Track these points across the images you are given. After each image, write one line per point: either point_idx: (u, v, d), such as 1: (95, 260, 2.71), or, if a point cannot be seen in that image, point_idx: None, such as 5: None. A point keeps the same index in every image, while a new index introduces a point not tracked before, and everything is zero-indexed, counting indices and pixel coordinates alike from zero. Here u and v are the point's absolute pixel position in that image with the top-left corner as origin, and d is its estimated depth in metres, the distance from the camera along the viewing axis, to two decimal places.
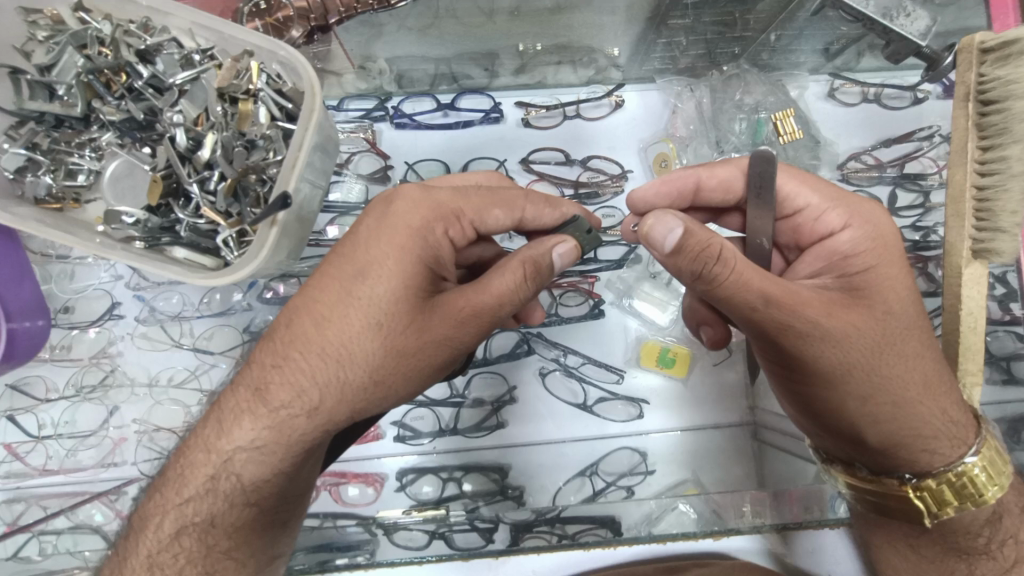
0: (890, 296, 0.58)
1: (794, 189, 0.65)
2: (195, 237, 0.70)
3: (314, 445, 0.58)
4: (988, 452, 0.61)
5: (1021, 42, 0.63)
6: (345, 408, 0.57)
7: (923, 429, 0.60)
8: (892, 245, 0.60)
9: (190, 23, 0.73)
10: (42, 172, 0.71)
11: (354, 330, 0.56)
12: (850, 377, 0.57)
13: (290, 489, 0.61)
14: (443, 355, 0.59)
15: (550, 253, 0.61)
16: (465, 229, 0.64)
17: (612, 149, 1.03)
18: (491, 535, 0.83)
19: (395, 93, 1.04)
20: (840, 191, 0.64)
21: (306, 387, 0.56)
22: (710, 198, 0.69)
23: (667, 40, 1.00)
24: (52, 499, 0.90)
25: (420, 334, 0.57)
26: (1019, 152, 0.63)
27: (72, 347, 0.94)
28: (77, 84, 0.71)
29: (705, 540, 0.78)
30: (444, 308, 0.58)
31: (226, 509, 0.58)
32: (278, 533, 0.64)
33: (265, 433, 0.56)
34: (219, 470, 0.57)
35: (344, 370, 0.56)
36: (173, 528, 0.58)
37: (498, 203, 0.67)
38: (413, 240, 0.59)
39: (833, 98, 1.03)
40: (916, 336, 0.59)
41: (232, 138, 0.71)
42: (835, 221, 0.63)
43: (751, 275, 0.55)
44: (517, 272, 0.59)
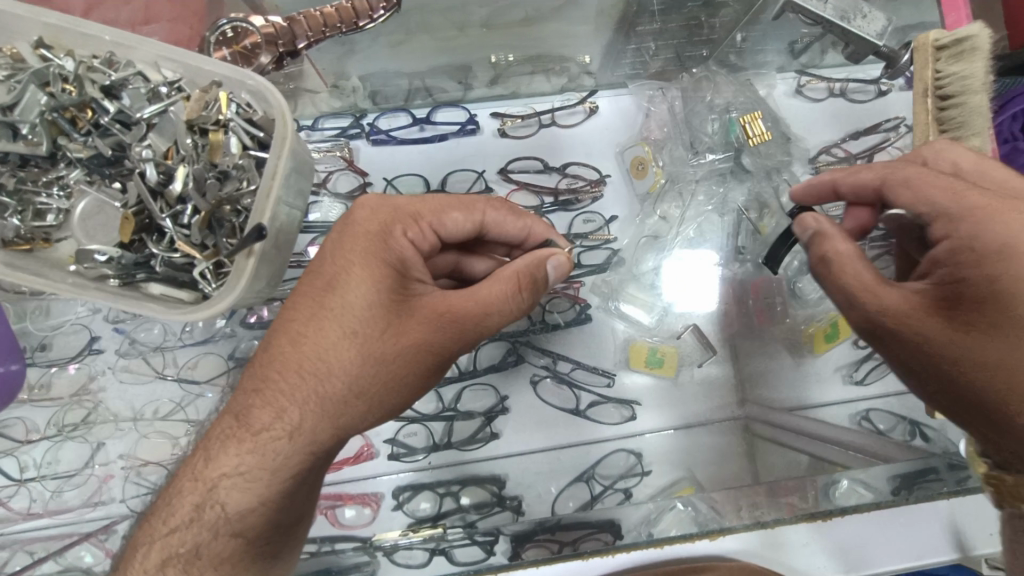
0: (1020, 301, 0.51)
1: (912, 196, 0.58)
2: (171, 271, 0.69)
3: (298, 468, 0.56)
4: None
5: (972, 39, 0.66)
6: (326, 425, 0.56)
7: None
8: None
9: (156, 56, 0.72)
10: (8, 214, 0.69)
11: (328, 339, 0.56)
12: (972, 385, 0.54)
13: (279, 520, 0.59)
14: (424, 360, 0.58)
15: (544, 267, 0.63)
16: (426, 232, 0.63)
17: (589, 155, 1.05)
18: (491, 548, 0.81)
19: (370, 109, 1.05)
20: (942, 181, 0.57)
21: (286, 406, 0.55)
22: (853, 191, 0.66)
23: (637, 45, 1.03)
24: (39, 543, 0.85)
25: (396, 339, 0.56)
26: (978, 144, 0.66)
27: (51, 386, 0.91)
28: (42, 123, 0.70)
29: (704, 540, 0.76)
30: (420, 311, 0.57)
31: (210, 540, 0.56)
32: (268, 568, 0.61)
33: (250, 457, 0.55)
34: (205, 498, 0.56)
35: (319, 383, 0.55)
36: (157, 561, 0.56)
37: (457, 206, 0.66)
38: (374, 246, 0.59)
39: (801, 95, 1.06)
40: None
41: (203, 170, 0.70)
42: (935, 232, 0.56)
43: (852, 279, 0.57)
44: (509, 281, 0.60)
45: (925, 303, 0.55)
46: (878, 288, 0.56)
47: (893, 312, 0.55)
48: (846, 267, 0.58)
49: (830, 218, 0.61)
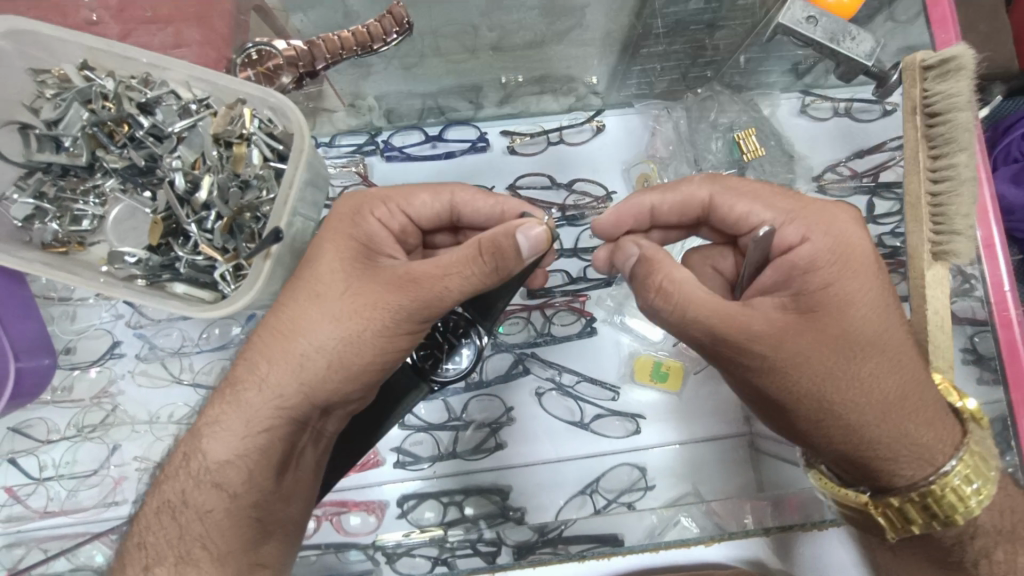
0: (845, 313, 0.59)
1: (746, 209, 0.68)
2: (194, 272, 0.73)
3: (271, 419, 0.63)
4: (972, 459, 0.60)
5: (958, 59, 0.68)
6: (292, 376, 0.63)
7: (920, 436, 0.59)
8: (858, 257, 0.62)
9: (186, 76, 0.77)
10: (48, 220, 0.74)
11: (302, 304, 0.64)
12: (823, 395, 0.58)
13: (255, 478, 0.63)
14: (380, 317, 0.63)
15: (511, 234, 0.60)
16: (394, 213, 0.72)
17: (595, 172, 1.07)
18: (494, 557, 0.86)
19: (384, 127, 1.09)
20: (801, 200, 0.66)
21: (260, 361, 0.64)
22: (671, 208, 0.72)
23: (642, 67, 1.08)
24: (53, 541, 0.89)
25: (353, 298, 0.63)
26: (966, 160, 0.66)
27: (73, 388, 0.96)
28: (82, 136, 0.75)
29: (697, 546, 0.83)
30: (379, 277, 0.64)
31: (194, 489, 0.63)
32: (252, 535, 0.64)
33: (227, 408, 0.63)
34: (192, 447, 0.64)
35: (291, 341, 0.63)
36: (154, 508, 0.64)
37: (425, 189, 0.74)
38: (346, 225, 0.68)
39: (806, 114, 1.07)
40: (887, 336, 0.60)
41: (227, 179, 0.75)
42: (793, 234, 0.64)
43: (696, 295, 0.59)
44: (469, 249, 0.61)
45: (771, 317, 0.59)
46: (738, 315, 0.58)
47: (760, 329, 0.58)
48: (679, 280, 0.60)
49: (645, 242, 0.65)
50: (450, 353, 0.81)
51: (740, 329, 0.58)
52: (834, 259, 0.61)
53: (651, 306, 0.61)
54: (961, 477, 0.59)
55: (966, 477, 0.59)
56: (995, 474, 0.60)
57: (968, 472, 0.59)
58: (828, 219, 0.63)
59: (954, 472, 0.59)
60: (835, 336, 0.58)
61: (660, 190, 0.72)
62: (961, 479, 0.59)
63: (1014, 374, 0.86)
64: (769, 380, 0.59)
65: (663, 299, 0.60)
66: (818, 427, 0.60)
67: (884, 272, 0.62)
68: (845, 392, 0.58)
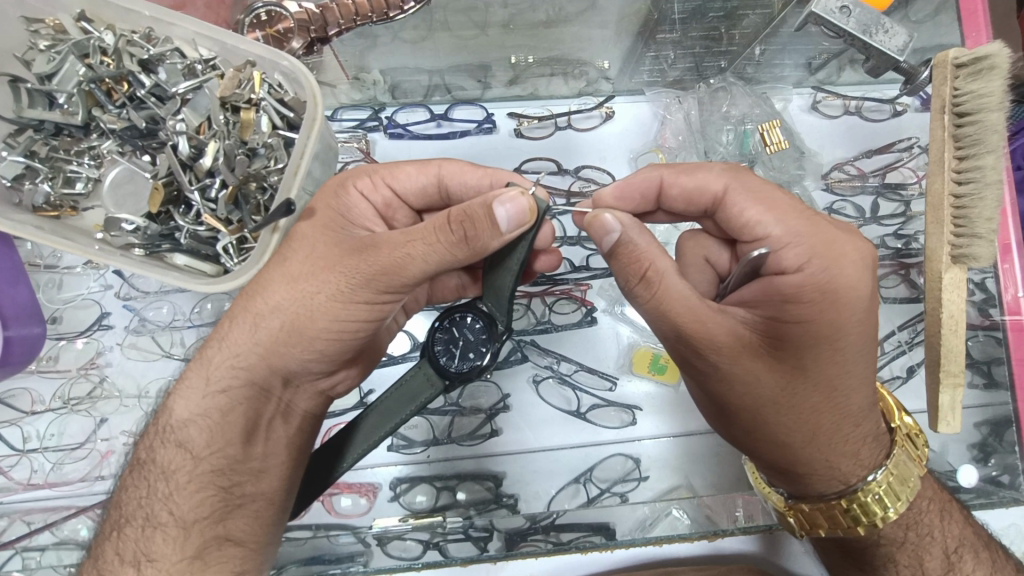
0: (820, 351, 0.57)
1: (758, 217, 0.61)
2: (195, 244, 0.71)
3: (227, 380, 0.62)
4: (891, 478, 0.63)
5: (991, 58, 0.66)
6: (251, 340, 0.62)
7: (840, 459, 0.62)
8: (845, 300, 0.57)
9: (193, 33, 0.75)
10: (40, 180, 0.71)
11: (270, 267, 0.63)
12: (767, 418, 0.60)
13: (216, 443, 0.62)
14: (335, 279, 0.61)
15: (484, 202, 0.56)
16: (377, 186, 0.70)
17: (603, 159, 1.05)
18: (486, 544, 0.85)
19: (388, 103, 1.05)
20: (811, 221, 0.59)
21: (227, 327, 0.64)
22: (681, 191, 0.67)
23: (655, 54, 1.05)
24: (38, 514, 0.87)
25: (313, 263, 0.62)
26: (993, 162, 0.66)
27: (59, 358, 0.92)
28: (78, 93, 0.71)
29: (700, 540, 0.83)
30: (345, 244, 0.63)
31: (160, 449, 0.62)
32: (217, 507, 0.62)
33: (191, 369, 0.63)
34: (161, 405, 0.64)
35: (253, 299, 0.63)
36: (127, 464, 0.65)
37: (411, 161, 0.71)
38: (327, 197, 0.68)
39: (817, 111, 1.06)
40: (853, 371, 0.59)
41: (234, 146, 0.72)
42: (791, 259, 0.58)
43: (675, 295, 0.57)
44: (433, 216, 0.58)
45: (742, 336, 0.58)
46: (706, 318, 0.57)
47: (721, 343, 0.57)
48: (661, 289, 0.57)
49: (631, 222, 0.59)
50: (462, 349, 0.67)
51: (703, 343, 0.57)
52: (825, 298, 0.56)
53: (633, 294, 0.59)
54: (867, 496, 0.63)
55: (875, 497, 0.63)
56: (907, 499, 0.64)
57: (879, 492, 0.63)
58: (835, 251, 0.57)
59: (863, 490, 0.63)
60: (797, 368, 0.58)
61: (675, 170, 0.66)
62: (865, 501, 0.63)
63: (1011, 378, 0.86)
64: (720, 387, 0.60)
65: (645, 289, 0.57)
66: (753, 432, 0.62)
67: (874, 304, 0.59)
68: (788, 412, 0.59)
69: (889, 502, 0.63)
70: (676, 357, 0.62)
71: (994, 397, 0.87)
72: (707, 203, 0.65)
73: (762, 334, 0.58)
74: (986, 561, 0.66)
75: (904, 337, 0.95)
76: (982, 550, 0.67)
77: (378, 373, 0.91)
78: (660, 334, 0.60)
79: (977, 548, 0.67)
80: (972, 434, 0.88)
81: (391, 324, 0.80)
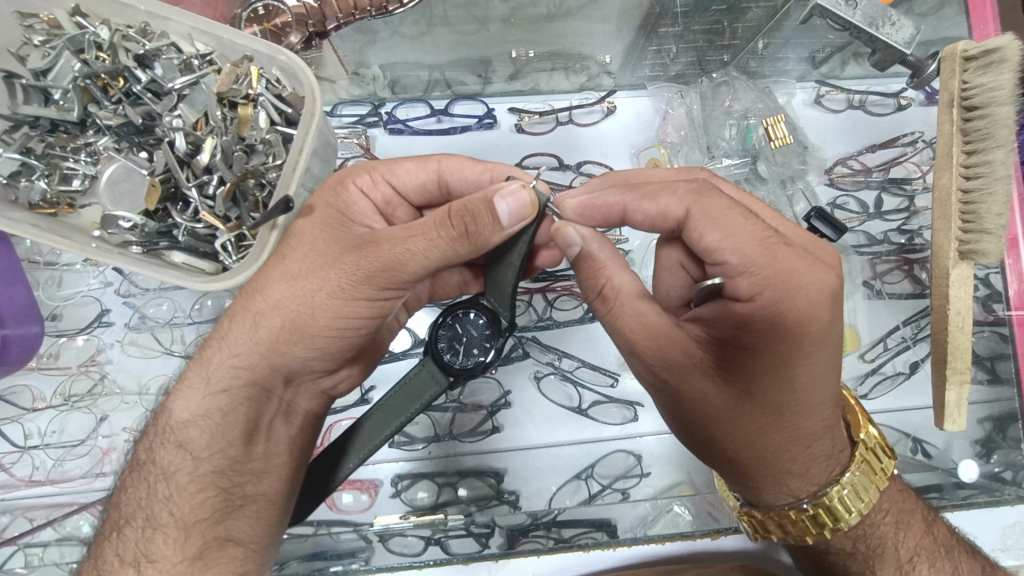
0: (767, 379, 0.56)
1: (718, 242, 0.56)
2: (193, 241, 0.70)
3: (228, 379, 0.62)
4: (849, 492, 0.63)
5: (1001, 50, 0.65)
6: (247, 338, 0.62)
7: (788, 477, 0.62)
8: (794, 336, 0.54)
9: (189, 27, 0.74)
10: (36, 177, 0.70)
11: (269, 265, 0.63)
12: (716, 434, 0.60)
13: (217, 445, 0.62)
14: (335, 278, 0.60)
15: (489, 198, 0.56)
16: (377, 183, 0.70)
17: (604, 154, 1.04)
18: (487, 540, 0.85)
19: (389, 99, 1.05)
20: (772, 252, 0.54)
21: (222, 325, 0.64)
22: (643, 218, 0.61)
23: (658, 47, 1.03)
24: (40, 511, 0.87)
25: (311, 261, 0.61)
26: (1002, 156, 0.66)
27: (60, 355, 0.92)
28: (74, 89, 0.71)
29: (702, 539, 0.83)
30: (346, 241, 0.62)
31: (161, 449, 0.62)
32: (216, 509, 0.62)
33: (190, 367, 0.63)
34: (161, 405, 0.64)
35: (250, 301, 0.62)
36: (127, 465, 0.64)
37: (410, 157, 0.71)
38: (326, 194, 0.68)
39: (820, 105, 1.05)
40: (809, 399, 0.58)
41: (232, 142, 0.71)
42: (744, 289, 0.55)
43: (631, 310, 0.59)
44: (436, 212, 0.57)
45: (692, 356, 0.58)
46: (659, 337, 0.58)
47: (671, 361, 0.58)
48: (620, 301, 0.60)
49: (593, 239, 0.61)
50: (465, 346, 0.66)
51: (654, 356, 0.59)
52: (774, 331, 0.55)
53: (593, 307, 0.63)
54: (815, 510, 0.63)
55: (827, 510, 0.63)
56: (858, 513, 0.64)
57: (831, 507, 0.63)
58: (794, 284, 0.54)
59: (812, 503, 0.63)
60: (746, 391, 0.57)
61: (639, 193, 0.61)
62: (813, 513, 0.63)
63: (1016, 374, 0.86)
64: (670, 399, 0.61)
65: (602, 303, 0.61)
66: (705, 444, 0.62)
67: (836, 334, 0.56)
68: (737, 431, 0.59)
69: (837, 517, 0.63)
70: (633, 366, 0.63)
71: (998, 393, 0.87)
72: (670, 227, 0.60)
73: (714, 355, 0.58)
74: (942, 570, 0.65)
75: (908, 333, 0.94)
76: (943, 559, 0.66)
77: (379, 370, 0.90)
78: (617, 344, 0.62)
79: (936, 557, 0.66)
80: (974, 430, 0.88)
81: (391, 321, 0.79)
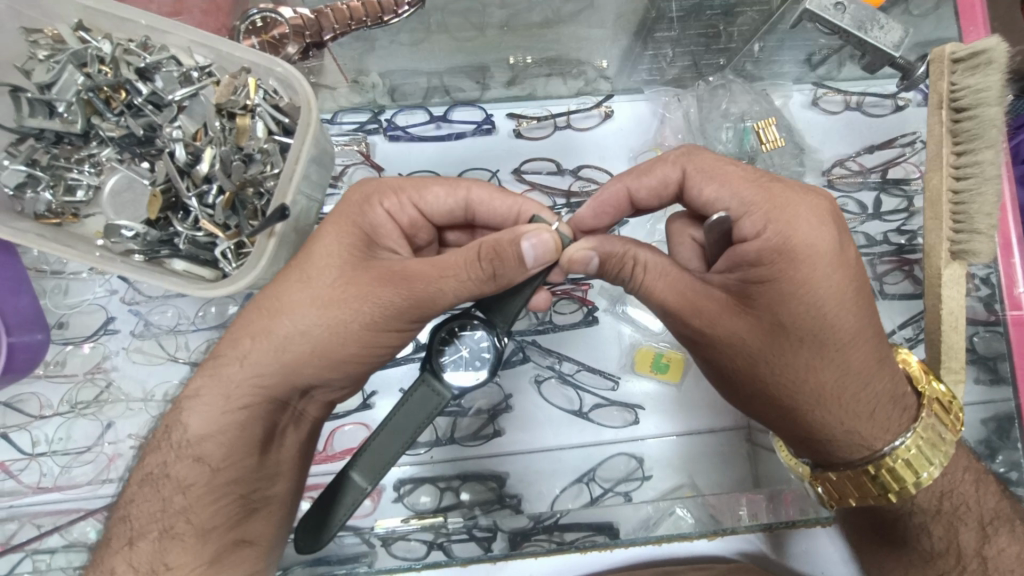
0: (794, 306, 0.57)
1: (715, 193, 0.62)
2: (194, 249, 0.71)
3: (249, 397, 0.62)
4: (925, 437, 0.62)
5: (988, 52, 0.66)
6: (274, 360, 0.61)
7: (859, 423, 0.61)
8: (807, 254, 0.56)
9: (188, 41, 0.75)
10: (42, 188, 0.72)
11: (290, 283, 0.62)
12: (766, 383, 0.60)
13: (235, 459, 0.63)
14: (369, 310, 0.60)
15: (518, 242, 0.58)
16: (404, 206, 0.69)
17: (602, 158, 1.05)
18: (490, 544, 0.85)
19: (388, 106, 1.05)
20: (765, 187, 0.60)
21: (241, 334, 0.62)
22: (645, 194, 0.67)
23: (654, 52, 1.04)
24: (46, 517, 0.88)
25: (345, 286, 0.61)
26: (991, 157, 0.66)
27: (66, 363, 0.94)
28: (77, 102, 0.72)
29: (700, 540, 0.83)
30: (379, 265, 0.62)
31: (174, 459, 0.62)
32: (232, 515, 0.64)
33: (205, 382, 0.63)
34: (172, 419, 0.63)
35: (274, 319, 0.61)
36: (135, 477, 0.64)
37: (438, 182, 0.71)
38: (351, 213, 0.66)
39: (817, 107, 1.06)
40: (852, 330, 0.57)
41: (230, 152, 0.73)
42: (750, 225, 0.59)
43: (659, 280, 0.61)
44: (470, 250, 0.59)
45: (722, 302, 0.59)
46: (689, 293, 0.60)
47: (703, 311, 0.59)
48: (645, 273, 0.61)
49: (601, 236, 0.63)
50: (468, 357, 0.67)
51: (686, 311, 0.60)
52: (785, 255, 0.57)
53: (628, 288, 0.64)
54: (895, 461, 0.61)
55: (905, 463, 0.61)
56: (940, 463, 0.62)
57: (907, 457, 0.61)
58: (791, 207, 0.58)
59: (890, 456, 0.61)
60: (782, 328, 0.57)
61: (632, 175, 0.67)
62: (892, 467, 0.61)
63: (1015, 373, 0.86)
64: (715, 356, 0.61)
65: (634, 282, 0.62)
66: (763, 404, 0.62)
67: (851, 251, 0.58)
68: (783, 373, 0.59)
69: (920, 464, 0.62)
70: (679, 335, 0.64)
71: (997, 393, 0.87)
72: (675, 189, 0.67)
73: (743, 296, 0.59)
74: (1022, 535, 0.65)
75: (906, 335, 0.94)
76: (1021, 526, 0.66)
77: (380, 376, 0.91)
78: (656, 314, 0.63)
79: (1015, 522, 0.66)
80: (977, 431, 0.87)
81: None
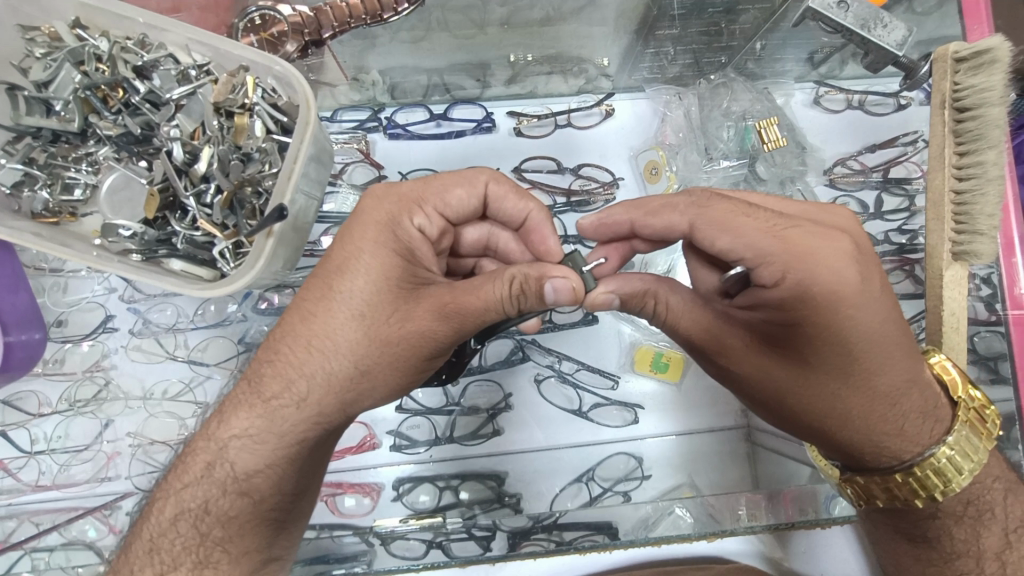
0: (820, 348, 0.56)
1: (729, 243, 0.56)
2: (191, 249, 0.71)
3: (305, 432, 0.62)
4: (956, 447, 0.62)
5: (992, 51, 0.66)
6: (332, 399, 0.62)
7: (890, 438, 0.61)
8: (840, 301, 0.54)
9: (186, 38, 0.74)
10: (39, 187, 0.71)
11: (339, 321, 0.61)
12: (799, 408, 0.61)
13: (283, 487, 0.64)
14: (423, 347, 0.62)
15: (545, 285, 0.58)
16: (432, 216, 0.66)
17: (603, 157, 1.04)
18: (489, 543, 0.84)
19: (388, 103, 1.05)
20: (783, 235, 0.54)
21: (293, 379, 0.61)
22: (652, 232, 0.62)
23: (655, 50, 1.03)
24: (45, 515, 0.88)
25: (401, 324, 0.61)
26: (994, 157, 0.66)
27: (66, 360, 0.93)
28: (75, 100, 0.73)
29: (700, 541, 0.82)
30: (429, 299, 0.61)
31: (219, 495, 0.62)
32: (275, 534, 0.67)
33: (258, 422, 0.62)
34: (215, 457, 0.62)
35: (327, 359, 0.61)
36: (172, 513, 0.62)
37: (459, 183, 0.68)
38: (383, 233, 0.62)
39: (820, 105, 1.05)
40: (885, 358, 0.57)
41: (228, 151, 0.73)
42: (767, 276, 0.55)
43: (681, 316, 0.64)
44: (510, 284, 0.59)
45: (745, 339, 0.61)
46: (713, 331, 0.62)
47: (729, 349, 0.62)
48: (667, 315, 0.64)
49: (616, 280, 0.65)
50: None
51: (714, 346, 0.63)
52: (810, 305, 0.54)
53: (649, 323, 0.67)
54: (923, 470, 0.62)
55: (935, 470, 0.62)
56: (971, 471, 0.62)
57: (937, 465, 0.62)
58: (814, 253, 0.54)
59: (919, 465, 0.62)
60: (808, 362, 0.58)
61: (642, 208, 0.62)
62: (921, 475, 0.62)
63: (1015, 374, 0.84)
64: (743, 386, 0.64)
65: (656, 319, 0.66)
66: (802, 424, 0.63)
67: (875, 284, 0.55)
68: (814, 400, 0.60)
69: (948, 474, 0.62)
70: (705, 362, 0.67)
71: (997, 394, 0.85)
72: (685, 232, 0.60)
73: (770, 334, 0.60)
74: None
75: None
76: None
77: None
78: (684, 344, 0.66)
79: None
80: None
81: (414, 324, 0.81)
